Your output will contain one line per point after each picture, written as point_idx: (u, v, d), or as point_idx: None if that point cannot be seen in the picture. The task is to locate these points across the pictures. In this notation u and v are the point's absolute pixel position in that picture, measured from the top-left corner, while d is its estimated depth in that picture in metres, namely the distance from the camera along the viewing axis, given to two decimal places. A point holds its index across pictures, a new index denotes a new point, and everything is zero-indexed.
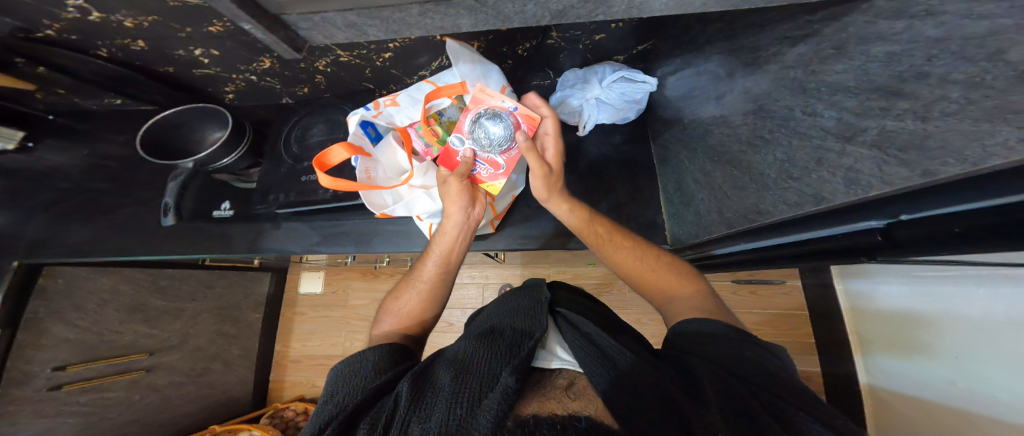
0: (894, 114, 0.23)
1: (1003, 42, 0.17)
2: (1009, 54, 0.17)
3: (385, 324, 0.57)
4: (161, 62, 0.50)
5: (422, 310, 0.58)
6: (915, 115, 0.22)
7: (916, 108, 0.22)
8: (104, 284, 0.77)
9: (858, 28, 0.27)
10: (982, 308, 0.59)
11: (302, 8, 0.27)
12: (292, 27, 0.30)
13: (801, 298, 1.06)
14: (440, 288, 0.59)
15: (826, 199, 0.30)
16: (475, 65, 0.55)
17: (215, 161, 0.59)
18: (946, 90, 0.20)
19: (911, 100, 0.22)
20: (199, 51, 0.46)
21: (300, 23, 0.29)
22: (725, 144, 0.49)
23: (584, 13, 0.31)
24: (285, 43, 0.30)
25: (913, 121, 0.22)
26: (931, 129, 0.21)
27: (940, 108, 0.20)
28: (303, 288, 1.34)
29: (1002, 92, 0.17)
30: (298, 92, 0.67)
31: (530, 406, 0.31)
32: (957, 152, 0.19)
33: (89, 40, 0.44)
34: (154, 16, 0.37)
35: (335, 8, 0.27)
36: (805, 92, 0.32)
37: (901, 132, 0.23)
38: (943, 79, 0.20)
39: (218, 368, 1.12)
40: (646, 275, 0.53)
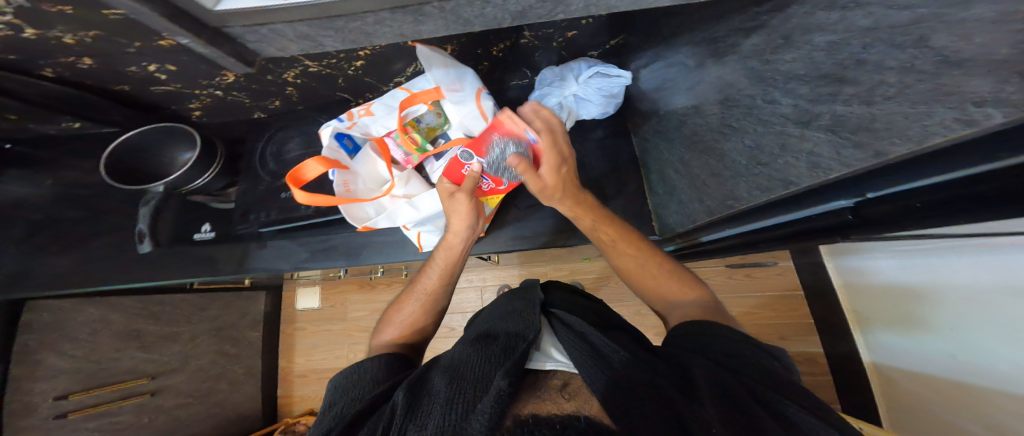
0: (841, 100, 0.24)
1: (925, 31, 0.18)
2: (932, 40, 0.18)
3: (385, 334, 0.57)
4: (116, 80, 0.48)
5: (422, 319, 0.57)
6: (860, 99, 0.23)
7: (860, 94, 0.23)
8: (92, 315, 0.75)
9: (798, 19, 0.28)
10: (968, 277, 0.61)
11: (247, 20, 0.26)
12: (237, 40, 0.30)
13: (795, 279, 1.09)
14: (440, 297, 0.59)
15: (793, 183, 0.30)
16: (449, 70, 0.55)
17: (188, 182, 0.58)
18: (884, 75, 0.21)
19: (855, 86, 0.23)
20: (154, 67, 0.44)
21: (246, 35, 0.28)
22: (699, 133, 0.50)
23: (543, 13, 0.31)
24: (234, 57, 0.30)
25: (858, 105, 0.23)
26: (877, 113, 0.21)
27: (880, 92, 0.21)
28: (301, 304, 1.32)
29: (932, 77, 0.18)
30: (271, 106, 0.66)
31: (528, 407, 0.30)
32: (902, 133, 0.20)
33: (30, 60, 0.42)
34: (96, 32, 0.35)
35: (284, 19, 0.26)
36: (762, 81, 0.33)
37: (850, 116, 0.24)
38: (880, 65, 0.21)
39: (224, 388, 1.09)
40: (645, 274, 0.53)
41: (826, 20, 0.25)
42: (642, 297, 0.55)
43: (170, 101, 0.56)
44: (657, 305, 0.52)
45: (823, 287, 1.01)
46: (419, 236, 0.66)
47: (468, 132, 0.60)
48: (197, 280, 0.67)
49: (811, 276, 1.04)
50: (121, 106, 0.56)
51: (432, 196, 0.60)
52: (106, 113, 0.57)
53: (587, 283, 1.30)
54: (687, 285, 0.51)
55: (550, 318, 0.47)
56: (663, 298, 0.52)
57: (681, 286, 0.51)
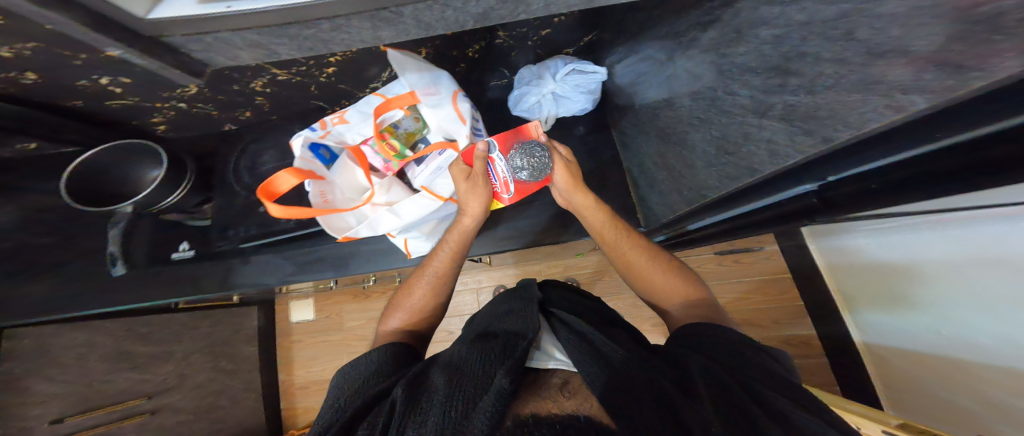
0: (790, 90, 0.28)
1: (852, 24, 0.22)
2: (857, 33, 0.22)
3: (393, 320, 0.55)
4: (66, 95, 0.45)
5: (428, 307, 0.56)
6: (804, 89, 0.26)
7: (804, 84, 0.26)
8: None
9: (745, 13, 0.31)
10: (939, 251, 0.65)
11: (187, 30, 0.26)
12: (179, 48, 0.29)
13: (781, 261, 1.11)
14: (444, 287, 0.57)
15: (756, 170, 0.32)
16: (423, 74, 0.55)
17: (159, 200, 0.56)
18: (823, 66, 0.25)
19: (799, 77, 0.27)
20: (107, 80, 0.42)
21: (189, 44, 0.28)
22: (671, 125, 0.51)
23: (505, 14, 0.31)
24: (175, 67, 0.30)
25: (804, 95, 0.26)
26: (820, 102, 0.25)
27: (822, 82, 0.25)
28: (296, 317, 1.27)
29: (862, 65, 0.22)
30: (240, 117, 0.64)
31: (528, 407, 0.30)
32: (844, 121, 0.23)
33: None
34: (33, 43, 0.33)
35: (225, 28, 0.25)
36: (722, 73, 0.37)
37: (798, 106, 0.27)
38: (818, 57, 0.25)
39: (225, 403, 1.03)
40: (648, 272, 0.54)
41: (770, 15, 0.28)
42: (643, 295, 0.56)
43: (130, 115, 0.54)
44: (656, 300, 0.54)
45: (808, 269, 1.03)
46: (406, 242, 0.65)
47: (448, 135, 0.59)
48: (182, 298, 0.66)
49: (794, 259, 1.07)
50: (75, 122, 0.53)
51: (415, 203, 0.58)
52: (63, 132, 0.54)
53: (582, 278, 1.30)
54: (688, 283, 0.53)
55: (550, 319, 0.46)
56: (669, 297, 0.53)
57: (681, 282, 0.53)
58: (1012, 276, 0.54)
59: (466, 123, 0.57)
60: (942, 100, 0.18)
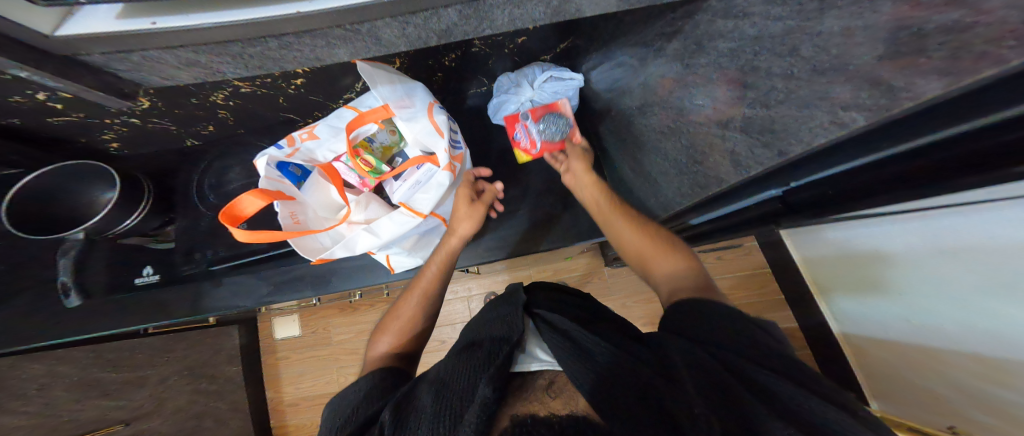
0: (747, 102, 0.30)
1: (795, 41, 0.25)
2: (801, 50, 0.25)
3: (380, 344, 0.51)
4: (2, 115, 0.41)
5: (415, 330, 0.52)
6: (760, 102, 0.29)
7: (759, 97, 0.29)
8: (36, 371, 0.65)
9: (705, 26, 0.33)
10: (901, 244, 0.68)
11: (107, 48, 0.24)
12: (104, 67, 0.27)
13: (760, 256, 1.14)
14: (427, 308, 0.54)
15: (723, 181, 0.34)
16: (395, 86, 0.54)
17: (115, 225, 0.53)
18: (774, 81, 0.28)
19: (754, 90, 0.30)
20: (43, 96, 0.38)
21: (113, 63, 0.26)
22: (643, 132, 0.51)
23: (469, 29, 0.30)
24: (99, 87, 0.28)
25: (759, 108, 0.29)
26: (774, 114, 0.28)
27: (775, 96, 0.28)
28: (279, 334, 1.17)
29: (807, 81, 0.25)
30: (204, 131, 0.61)
31: (512, 412, 0.28)
32: (795, 136, 0.26)
33: None
34: None
35: (156, 47, 0.24)
36: (686, 84, 0.38)
37: (755, 119, 0.30)
38: (770, 71, 0.28)
39: (210, 425, 0.97)
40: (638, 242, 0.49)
41: (725, 28, 0.31)
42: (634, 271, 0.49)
43: (78, 134, 0.50)
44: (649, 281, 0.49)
45: (787, 264, 1.06)
46: (387, 258, 0.62)
47: (425, 148, 0.59)
48: (149, 324, 0.63)
49: (773, 254, 1.10)
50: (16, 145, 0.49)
51: (392, 220, 0.56)
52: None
53: (573, 281, 1.30)
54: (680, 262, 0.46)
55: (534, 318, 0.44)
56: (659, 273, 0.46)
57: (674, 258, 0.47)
58: (968, 265, 0.57)
59: (444, 135, 0.56)
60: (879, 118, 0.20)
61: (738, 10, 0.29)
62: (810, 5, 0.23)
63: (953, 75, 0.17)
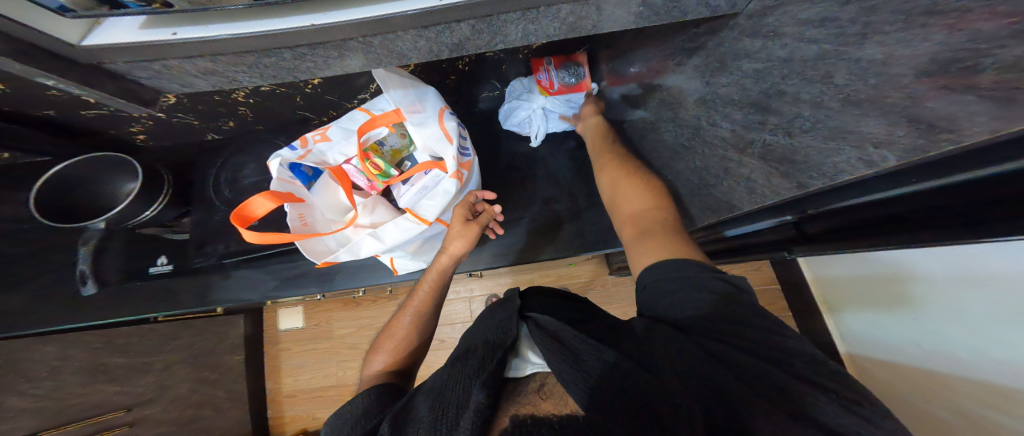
0: (769, 128, 0.29)
1: (829, 68, 0.23)
2: (835, 77, 0.23)
3: (375, 363, 0.51)
4: (39, 105, 0.42)
5: (409, 351, 0.52)
6: (783, 130, 0.28)
7: (782, 124, 0.28)
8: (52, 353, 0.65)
9: (730, 44, 0.31)
10: (920, 268, 0.66)
11: (130, 57, 0.24)
12: (127, 76, 0.27)
13: (771, 271, 1.11)
14: (420, 329, 0.54)
15: (735, 207, 0.35)
16: (407, 90, 0.54)
17: (135, 215, 0.54)
18: (801, 108, 0.26)
19: (777, 116, 0.28)
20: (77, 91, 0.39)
21: (134, 71, 0.26)
22: (656, 149, 0.50)
23: (482, 43, 0.30)
24: (122, 94, 0.29)
25: (782, 136, 0.28)
26: (797, 144, 0.27)
27: (799, 125, 0.27)
28: (285, 325, 1.18)
29: (838, 112, 0.24)
30: (224, 126, 0.63)
31: (507, 418, 0.28)
32: (817, 169, 0.26)
33: None
34: None
35: (176, 56, 0.24)
36: (706, 104, 0.37)
37: (776, 146, 0.29)
38: (797, 97, 0.26)
39: (208, 414, 0.98)
40: (625, 191, 0.46)
41: (752, 48, 0.29)
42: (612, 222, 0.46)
43: (105, 125, 0.52)
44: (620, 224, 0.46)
45: (798, 281, 1.04)
46: (392, 261, 0.63)
47: (434, 153, 0.59)
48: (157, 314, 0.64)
49: (784, 270, 1.07)
50: (47, 134, 0.50)
51: (396, 226, 0.56)
52: (32, 143, 0.51)
53: (575, 287, 1.28)
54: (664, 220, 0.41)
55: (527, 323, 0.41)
56: (634, 227, 0.42)
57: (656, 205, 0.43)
58: (990, 292, 0.54)
59: (453, 143, 0.56)
60: (911, 159, 0.20)
61: (766, 31, 0.27)
62: (851, 30, 0.21)
63: (1003, 119, 0.15)
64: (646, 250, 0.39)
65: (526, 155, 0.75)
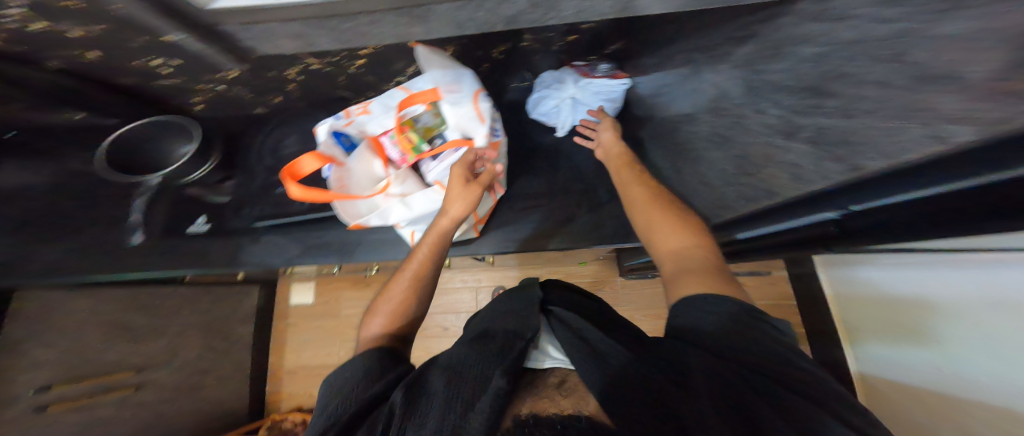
0: (825, 111, 0.28)
1: (903, 46, 0.21)
2: (907, 56, 0.21)
3: (373, 325, 0.50)
4: (120, 73, 0.48)
5: (409, 312, 0.51)
6: (843, 113, 0.27)
7: (843, 106, 0.27)
8: (80, 306, 0.73)
9: (788, 29, 0.29)
10: (952, 291, 0.63)
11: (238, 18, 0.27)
12: (230, 37, 0.30)
13: (789, 287, 1.08)
14: (421, 290, 0.53)
15: (777, 192, 0.35)
16: (447, 71, 0.56)
17: (185, 175, 0.61)
18: (865, 89, 0.24)
19: (837, 99, 0.27)
20: (160, 62, 0.44)
21: (238, 32, 0.29)
22: (688, 140, 0.51)
23: (535, 17, 0.31)
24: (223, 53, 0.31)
25: (841, 118, 0.27)
26: (858, 124, 0.26)
27: (861, 106, 0.25)
28: (294, 300, 1.25)
29: (909, 92, 0.21)
30: (271, 101, 0.66)
31: (523, 406, 0.30)
32: (877, 149, 0.25)
33: (40, 53, 0.40)
34: (107, 25, 0.34)
35: (274, 19, 0.26)
36: (753, 91, 0.36)
37: (832, 129, 0.28)
38: (863, 79, 0.24)
39: (211, 383, 1.04)
40: (661, 225, 0.48)
41: (813, 31, 0.27)
42: (651, 258, 0.48)
43: (171, 95, 0.56)
44: (660, 257, 0.47)
45: (814, 297, 1.02)
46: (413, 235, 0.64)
47: (467, 133, 0.60)
48: (183, 273, 0.64)
49: (801, 284, 1.05)
50: (118, 97, 0.55)
51: (426, 196, 0.60)
52: (104, 106, 0.55)
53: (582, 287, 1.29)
54: (704, 255, 0.43)
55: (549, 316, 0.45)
56: (675, 263, 0.44)
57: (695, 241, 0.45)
58: (1021, 320, 0.52)
59: (485, 123, 0.58)
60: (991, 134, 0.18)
61: (834, 13, 0.25)
62: (932, 6, 0.19)
63: None
64: (685, 282, 0.40)
65: (550, 146, 0.75)
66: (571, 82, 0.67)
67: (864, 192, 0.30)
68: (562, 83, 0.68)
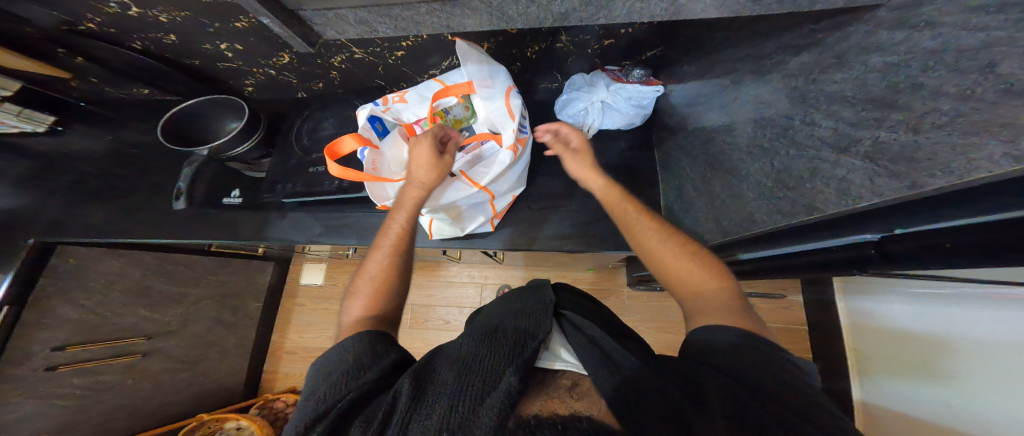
0: (887, 125, 0.25)
1: (996, 55, 0.19)
2: (1002, 67, 0.18)
3: (353, 308, 0.49)
4: (191, 55, 0.62)
5: (386, 291, 0.50)
6: (908, 126, 0.23)
7: (909, 120, 0.23)
8: (113, 266, 0.83)
9: (858, 37, 0.28)
10: (983, 330, 0.61)
11: (318, 4, 0.30)
12: (307, 22, 0.33)
13: (801, 313, 1.05)
14: (398, 267, 0.53)
15: (818, 209, 0.31)
16: (483, 66, 0.56)
17: (231, 148, 0.64)
18: (939, 101, 0.21)
19: (904, 112, 0.23)
20: (225, 46, 0.59)
21: (315, 18, 0.32)
22: (724, 152, 0.50)
23: (586, 16, 0.31)
24: (299, 37, 0.33)
25: (905, 132, 0.23)
26: (922, 141, 0.22)
27: (931, 120, 0.21)
28: (305, 279, 1.39)
29: (991, 106, 0.18)
30: (313, 87, 0.73)
31: (533, 406, 0.30)
32: (945, 166, 0.20)
33: (125, 33, 0.56)
34: (186, 12, 0.49)
35: (347, 5, 0.29)
36: (805, 101, 0.33)
37: (892, 144, 0.24)
38: (937, 91, 0.21)
39: (213, 357, 1.14)
40: (670, 254, 0.47)
41: (890, 39, 0.25)
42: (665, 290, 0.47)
43: (228, 76, 0.69)
44: (675, 291, 0.46)
45: (830, 324, 0.97)
46: (431, 222, 0.67)
47: (494, 127, 0.60)
48: (217, 241, 0.70)
49: (819, 312, 1.00)
50: (185, 78, 0.70)
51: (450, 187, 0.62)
52: (174, 83, 0.71)
53: None
54: (727, 290, 0.43)
55: (561, 321, 0.44)
56: (693, 296, 0.44)
57: (707, 273, 0.44)
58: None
59: (515, 119, 0.57)
60: None
61: (920, 21, 0.23)
62: None
63: None
64: (706, 314, 0.41)
65: None
66: (606, 84, 0.66)
67: (924, 210, 0.28)
68: (598, 85, 0.66)
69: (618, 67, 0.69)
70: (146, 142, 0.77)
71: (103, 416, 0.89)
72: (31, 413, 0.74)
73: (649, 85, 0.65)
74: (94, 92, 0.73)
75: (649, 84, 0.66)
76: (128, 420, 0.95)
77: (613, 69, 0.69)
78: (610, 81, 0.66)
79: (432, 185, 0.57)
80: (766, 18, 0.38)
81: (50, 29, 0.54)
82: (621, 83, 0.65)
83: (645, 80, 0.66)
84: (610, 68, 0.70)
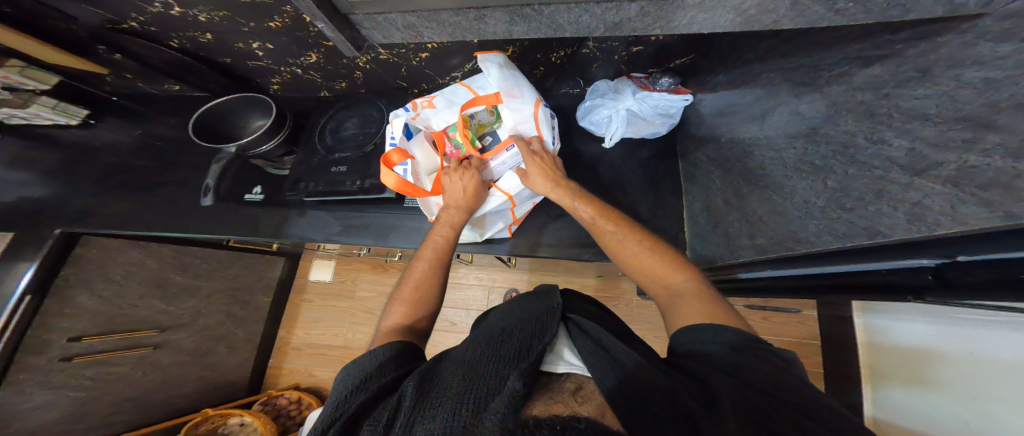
0: (979, 149, 0.23)
1: None
2: None
3: (392, 314, 0.49)
4: (225, 53, 0.63)
5: (426, 300, 0.50)
6: (1006, 151, 0.21)
7: (1008, 144, 0.21)
8: (133, 258, 0.84)
9: (953, 49, 0.26)
10: (1010, 354, 0.55)
11: (370, 9, 0.30)
12: (356, 26, 0.33)
13: (814, 327, 1.03)
14: (437, 279, 0.52)
15: (882, 234, 0.29)
16: (507, 75, 0.54)
17: (255, 147, 0.64)
18: None
19: (1004, 134, 0.22)
20: (257, 45, 0.59)
21: (364, 22, 0.32)
22: (764, 167, 0.47)
23: (640, 27, 0.30)
24: (349, 41, 0.33)
25: (1001, 158, 0.21)
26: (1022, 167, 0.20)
27: None
28: (314, 275, 1.41)
29: None
30: (336, 87, 0.74)
31: (535, 409, 0.28)
32: None
33: (164, 32, 0.58)
34: (224, 12, 0.50)
35: (397, 10, 0.29)
36: (872, 118, 0.31)
37: (982, 169, 0.22)
38: None
39: (221, 350, 1.16)
40: (635, 255, 0.47)
41: (995, 53, 0.23)
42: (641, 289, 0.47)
43: (257, 75, 0.70)
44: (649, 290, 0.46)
45: (847, 341, 0.93)
46: None
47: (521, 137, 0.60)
48: (234, 237, 0.71)
49: (837, 328, 0.97)
50: (218, 76, 0.71)
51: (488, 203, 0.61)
52: (206, 82, 0.73)
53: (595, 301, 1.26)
54: (694, 284, 0.43)
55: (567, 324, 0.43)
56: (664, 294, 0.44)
57: (667, 268, 0.45)
58: None
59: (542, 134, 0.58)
60: None
61: None
62: None
63: None
64: (684, 313, 0.40)
65: (595, 155, 0.71)
66: (632, 89, 0.63)
67: (1010, 240, 0.26)
68: (624, 90, 0.64)
69: (643, 75, 0.68)
70: (173, 136, 0.79)
71: (110, 408, 0.89)
72: (46, 401, 0.75)
73: (678, 93, 0.64)
74: (128, 86, 0.76)
75: (677, 92, 0.64)
76: (136, 410, 0.96)
77: (638, 75, 0.68)
78: (637, 86, 0.64)
79: (469, 206, 0.58)
80: (831, 27, 0.36)
81: (96, 27, 0.57)
82: (648, 89, 0.63)
83: (672, 88, 0.64)
84: (635, 74, 0.68)
